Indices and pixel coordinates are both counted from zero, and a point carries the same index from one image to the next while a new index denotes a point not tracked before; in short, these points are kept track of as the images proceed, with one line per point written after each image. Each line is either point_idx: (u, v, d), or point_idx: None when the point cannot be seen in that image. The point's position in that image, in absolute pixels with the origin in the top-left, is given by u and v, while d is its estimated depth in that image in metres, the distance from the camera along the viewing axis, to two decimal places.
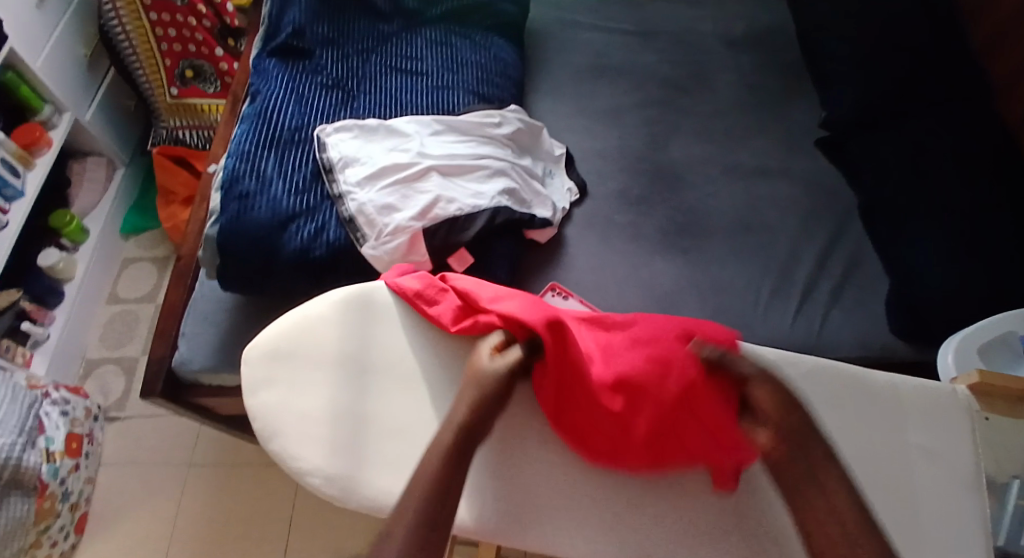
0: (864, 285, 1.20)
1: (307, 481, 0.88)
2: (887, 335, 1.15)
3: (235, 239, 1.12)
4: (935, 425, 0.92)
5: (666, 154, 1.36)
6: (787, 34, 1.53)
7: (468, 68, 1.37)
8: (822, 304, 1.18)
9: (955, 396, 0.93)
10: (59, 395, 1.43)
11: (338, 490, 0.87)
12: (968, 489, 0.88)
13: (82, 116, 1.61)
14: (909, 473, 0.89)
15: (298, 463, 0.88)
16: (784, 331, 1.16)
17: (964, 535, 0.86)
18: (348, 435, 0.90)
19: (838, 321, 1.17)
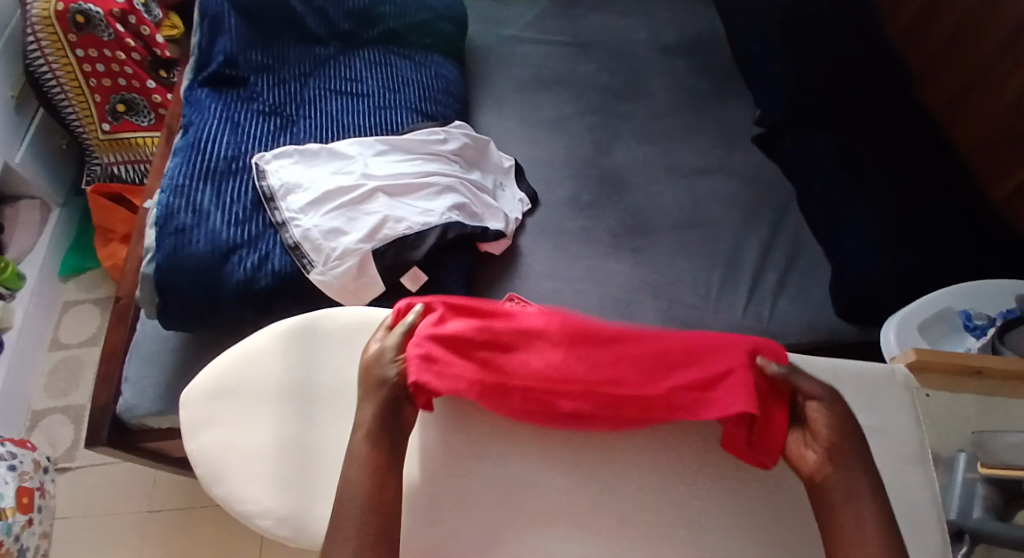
0: (808, 272, 1.23)
1: (257, 523, 0.84)
2: (834, 319, 1.18)
3: (175, 276, 1.09)
4: (873, 401, 0.89)
5: (610, 159, 1.37)
6: (718, 37, 1.56)
7: (409, 87, 1.37)
8: (770, 294, 1.21)
9: (893, 375, 0.91)
10: (4, 449, 1.37)
11: (289, 531, 0.82)
12: (918, 463, 0.86)
13: (12, 158, 1.56)
14: None
15: (245, 504, 0.84)
16: (736, 323, 1.18)
17: (920, 510, 0.83)
18: (296, 471, 0.85)
19: (787, 309, 1.19)
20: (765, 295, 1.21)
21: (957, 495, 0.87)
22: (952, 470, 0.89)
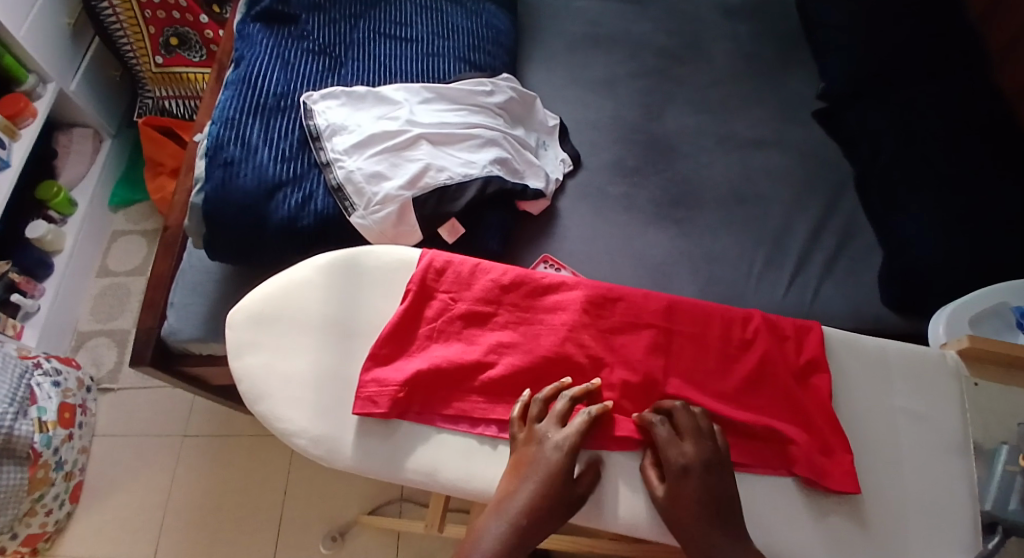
0: (857, 255, 1.20)
1: (293, 442, 0.89)
2: (879, 306, 1.15)
3: (222, 207, 1.11)
4: (923, 388, 0.91)
5: (660, 124, 1.34)
6: (783, 3, 1.50)
7: (458, 36, 1.35)
8: (815, 275, 1.18)
9: (944, 360, 0.93)
10: (50, 366, 1.44)
11: (325, 452, 0.87)
12: (954, 453, 0.89)
13: (67, 86, 1.59)
14: (894, 435, 0.89)
15: (282, 424, 0.89)
16: (777, 301, 1.16)
17: (954, 493, 0.87)
18: (334, 398, 0.90)
19: (832, 292, 1.16)
20: (809, 273, 1.19)
21: (994, 487, 0.86)
22: (992, 462, 0.88)
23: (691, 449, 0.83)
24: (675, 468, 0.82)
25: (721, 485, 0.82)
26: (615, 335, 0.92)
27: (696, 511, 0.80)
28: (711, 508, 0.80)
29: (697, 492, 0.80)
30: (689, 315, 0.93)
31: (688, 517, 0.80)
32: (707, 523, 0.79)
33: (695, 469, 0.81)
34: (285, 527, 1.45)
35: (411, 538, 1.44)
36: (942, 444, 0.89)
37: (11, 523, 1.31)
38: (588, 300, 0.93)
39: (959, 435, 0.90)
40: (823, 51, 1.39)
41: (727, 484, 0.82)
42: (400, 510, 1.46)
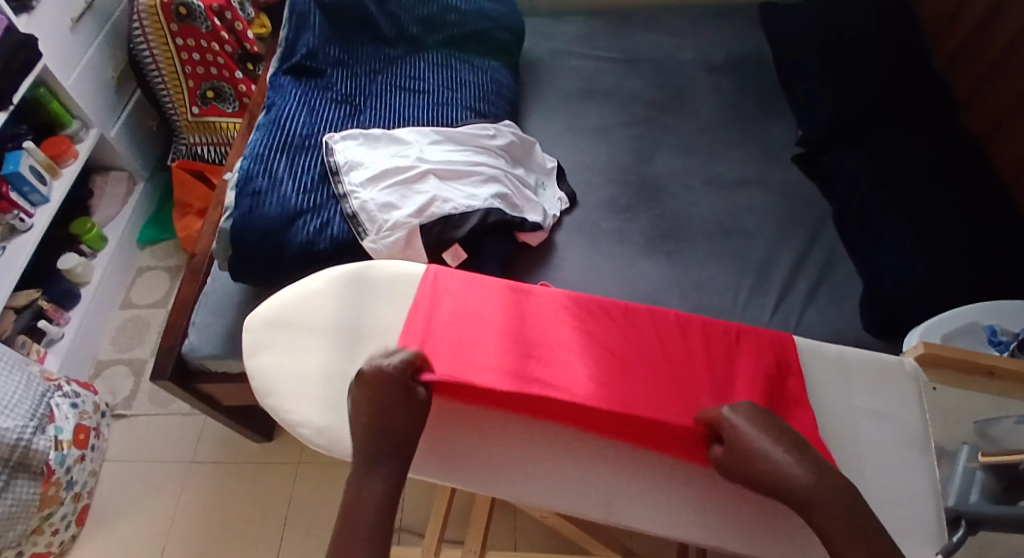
0: (839, 283, 1.27)
1: (298, 432, 0.99)
2: (862, 330, 1.22)
3: (247, 232, 1.21)
4: (882, 389, 1.01)
5: (650, 167, 1.46)
6: (763, 62, 1.64)
7: (466, 88, 1.49)
8: (799, 302, 1.25)
9: (902, 366, 1.04)
10: (70, 388, 1.51)
11: (326, 440, 0.97)
12: (916, 447, 0.97)
13: (107, 132, 1.73)
14: (856, 432, 0.98)
15: (291, 417, 0.99)
16: (762, 324, 1.23)
17: (918, 482, 0.94)
18: (338, 393, 1.01)
19: (814, 317, 1.23)
20: (792, 301, 1.26)
21: (956, 482, 0.95)
22: (954, 462, 0.96)
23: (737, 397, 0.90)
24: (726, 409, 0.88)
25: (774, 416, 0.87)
26: (599, 352, 1.02)
27: (754, 433, 0.84)
28: (769, 427, 0.85)
29: (750, 418, 0.86)
30: (664, 333, 1.03)
31: (755, 452, 0.83)
32: (767, 438, 0.84)
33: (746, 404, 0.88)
34: (284, 553, 1.48)
35: None
36: (906, 440, 0.98)
37: (18, 539, 1.35)
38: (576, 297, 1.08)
39: (920, 431, 0.98)
40: (798, 103, 1.52)
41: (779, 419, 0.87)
42: (398, 540, 1.46)
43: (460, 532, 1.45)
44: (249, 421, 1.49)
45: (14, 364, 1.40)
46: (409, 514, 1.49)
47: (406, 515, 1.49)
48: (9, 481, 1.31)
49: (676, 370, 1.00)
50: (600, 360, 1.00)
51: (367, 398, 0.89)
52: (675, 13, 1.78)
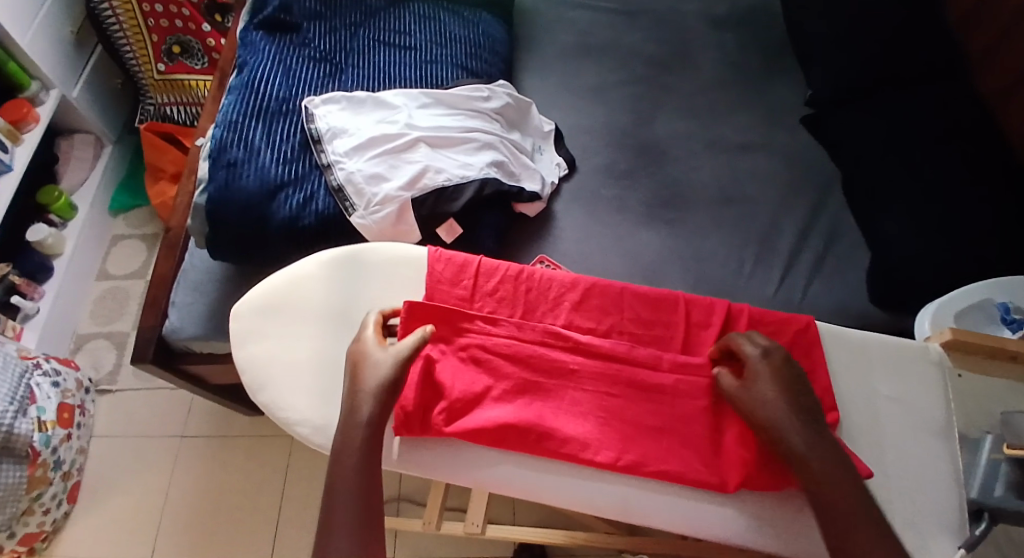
0: (842, 254, 1.24)
1: (295, 431, 0.98)
2: (866, 304, 1.19)
3: (225, 207, 1.13)
4: (906, 376, 1.03)
5: (650, 130, 1.38)
6: (769, 15, 1.56)
7: (456, 44, 1.39)
8: (804, 274, 1.22)
9: (927, 351, 1.05)
10: (50, 366, 1.45)
11: (326, 439, 0.97)
12: (940, 437, 1.00)
13: (69, 92, 1.62)
14: (881, 422, 1.00)
15: (285, 411, 0.99)
16: (766, 299, 1.19)
17: (939, 471, 0.97)
18: (335, 385, 1.00)
19: (822, 291, 1.20)
20: (800, 273, 1.22)
21: (979, 475, 0.97)
22: (975, 450, 0.99)
23: (764, 342, 0.95)
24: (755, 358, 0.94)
25: (795, 369, 0.93)
26: (622, 397, 0.98)
27: (767, 391, 0.91)
28: (788, 386, 0.91)
29: (777, 372, 0.92)
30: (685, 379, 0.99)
31: (763, 414, 0.90)
32: (772, 393, 0.91)
33: (771, 357, 0.93)
34: (282, 528, 1.46)
35: (408, 536, 1.40)
36: (930, 430, 1.00)
37: (8, 522, 1.31)
38: (600, 383, 0.98)
39: (944, 423, 1.01)
40: (809, 60, 1.44)
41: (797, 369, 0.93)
42: (398, 510, 1.44)
43: (461, 500, 1.43)
44: (237, 395, 1.44)
45: None
46: (407, 482, 1.47)
47: (404, 484, 1.47)
48: None
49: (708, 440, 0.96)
50: (614, 409, 0.97)
51: (354, 354, 0.94)
52: None
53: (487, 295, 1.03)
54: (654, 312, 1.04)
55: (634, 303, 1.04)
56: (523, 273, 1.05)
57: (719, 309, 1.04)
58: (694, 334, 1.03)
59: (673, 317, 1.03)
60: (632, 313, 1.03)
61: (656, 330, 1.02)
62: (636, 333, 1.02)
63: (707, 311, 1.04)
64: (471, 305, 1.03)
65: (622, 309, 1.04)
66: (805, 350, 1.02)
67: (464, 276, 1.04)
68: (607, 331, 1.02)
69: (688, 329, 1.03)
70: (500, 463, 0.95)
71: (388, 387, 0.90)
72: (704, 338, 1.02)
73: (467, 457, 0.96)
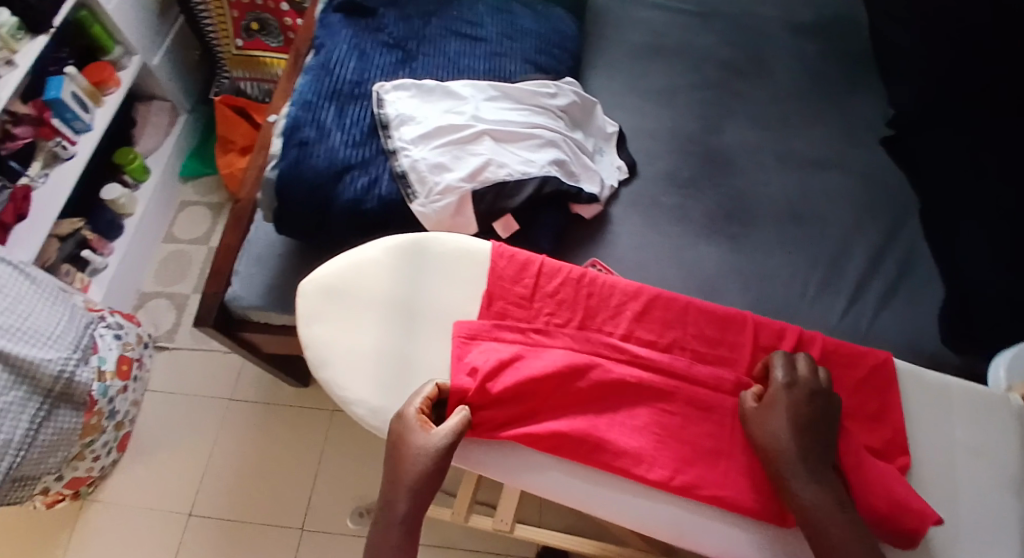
0: (914, 288, 1.21)
1: (353, 410, 1.02)
2: (937, 343, 1.16)
3: (293, 186, 1.17)
4: (983, 424, 1.02)
5: (719, 138, 1.37)
6: (854, 25, 1.52)
7: (527, 38, 1.39)
8: (872, 304, 1.19)
9: (1006, 402, 1.04)
10: (114, 320, 1.52)
11: (382, 422, 1.01)
12: (1011, 491, 0.99)
13: (151, 60, 1.68)
14: (952, 469, 0.99)
15: (347, 393, 1.03)
16: (831, 326, 1.17)
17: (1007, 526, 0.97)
18: (395, 372, 1.03)
19: (886, 322, 1.18)
20: (863, 302, 1.20)
21: None
22: None
23: (792, 371, 0.95)
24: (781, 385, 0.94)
25: (821, 408, 0.93)
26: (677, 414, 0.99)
27: (781, 420, 0.92)
28: (807, 423, 0.91)
29: (797, 405, 0.92)
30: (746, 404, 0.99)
31: (775, 442, 0.92)
32: (783, 423, 0.92)
33: (798, 390, 0.93)
34: (316, 500, 1.50)
35: (435, 524, 1.43)
36: (1001, 483, 0.99)
37: (58, 465, 1.37)
38: (660, 396, 1.00)
39: (1017, 478, 1.00)
40: (892, 78, 1.40)
41: (824, 407, 0.93)
42: None
43: (492, 494, 1.45)
44: (285, 367, 1.49)
45: (56, 294, 1.39)
46: None
47: None
48: (52, 411, 1.32)
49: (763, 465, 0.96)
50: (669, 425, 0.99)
51: (397, 436, 0.93)
52: None
53: (548, 296, 1.05)
54: (720, 331, 1.04)
55: (699, 320, 1.05)
56: (586, 277, 1.07)
57: (790, 334, 1.04)
58: (759, 357, 1.03)
59: (740, 338, 1.04)
60: (696, 330, 1.04)
61: (720, 350, 1.03)
62: (698, 350, 1.03)
63: (776, 335, 1.04)
64: (530, 304, 1.05)
65: (686, 325, 1.05)
66: (878, 386, 1.02)
67: (526, 274, 1.07)
68: (668, 344, 1.03)
69: (753, 351, 1.03)
70: (552, 468, 0.98)
71: (429, 478, 0.90)
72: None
73: (517, 457, 0.99)
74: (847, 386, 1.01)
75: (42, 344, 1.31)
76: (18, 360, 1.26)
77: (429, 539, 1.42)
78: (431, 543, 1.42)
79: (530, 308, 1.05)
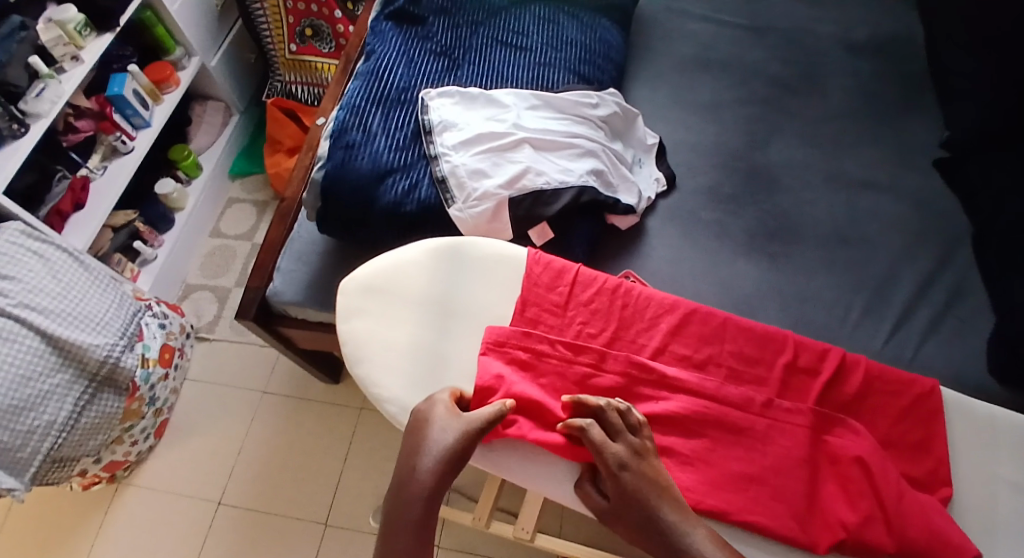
0: (964, 316, 1.17)
1: (384, 409, 1.03)
2: (985, 375, 1.12)
3: (338, 186, 1.20)
4: None
5: (763, 155, 1.35)
6: (911, 44, 1.48)
7: (572, 49, 1.39)
8: (917, 331, 1.16)
9: None
10: (160, 309, 1.57)
11: None
12: None
13: (208, 61, 1.74)
14: (996, 507, 0.95)
15: (380, 391, 1.04)
16: (872, 352, 1.14)
17: None
18: (426, 373, 1.04)
19: (932, 351, 1.14)
20: (908, 328, 1.16)
21: None
22: None
23: (621, 447, 0.92)
24: (612, 468, 0.91)
25: (654, 472, 0.91)
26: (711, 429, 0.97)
27: (639, 498, 0.89)
28: (653, 495, 0.89)
29: (636, 484, 0.90)
30: (780, 428, 0.96)
31: (648, 517, 0.89)
32: (645, 501, 0.89)
33: (631, 468, 0.90)
34: (339, 499, 1.52)
35: (455, 528, 1.44)
36: None
37: (98, 448, 1.42)
38: (691, 412, 0.97)
39: None
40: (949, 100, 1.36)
41: (658, 472, 0.92)
42: (448, 499, 1.47)
43: (513, 503, 1.44)
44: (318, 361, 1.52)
45: (108, 283, 1.44)
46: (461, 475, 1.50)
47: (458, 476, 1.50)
48: (95, 395, 1.37)
49: (797, 490, 0.93)
50: (702, 442, 0.96)
51: (421, 416, 0.95)
52: None
53: (582, 305, 1.06)
54: (759, 350, 1.02)
55: (737, 337, 1.03)
56: (621, 287, 1.06)
57: (831, 356, 1.01)
58: (796, 378, 1.00)
59: (779, 358, 1.01)
60: (733, 347, 1.02)
61: (757, 369, 1.01)
62: (735, 367, 1.01)
63: (817, 357, 1.01)
64: (564, 312, 1.05)
65: (723, 341, 1.03)
66: (924, 415, 0.98)
67: (561, 281, 1.07)
68: (703, 360, 1.02)
69: (791, 371, 1.01)
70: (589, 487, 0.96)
71: (453, 454, 0.92)
72: (808, 385, 1.00)
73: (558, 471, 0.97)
74: (889, 416, 0.98)
75: (91, 329, 1.36)
76: (67, 344, 1.31)
77: (447, 542, 1.42)
78: (450, 548, 1.42)
79: (563, 316, 1.05)
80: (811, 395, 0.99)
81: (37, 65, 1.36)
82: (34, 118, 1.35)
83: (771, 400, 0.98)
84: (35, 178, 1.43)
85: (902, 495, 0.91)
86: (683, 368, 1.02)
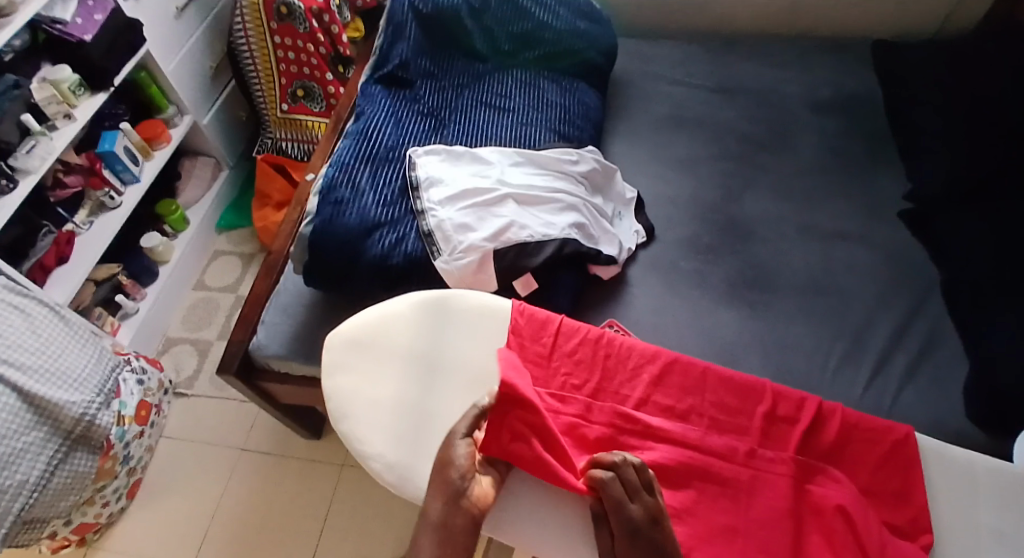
0: (942, 362, 1.19)
1: (369, 465, 1.02)
2: (965, 421, 1.14)
3: (325, 241, 1.22)
4: (1012, 507, 0.98)
5: (738, 208, 1.40)
6: (873, 102, 1.56)
7: (553, 109, 1.45)
8: (896, 378, 1.18)
9: None
10: (138, 364, 1.56)
11: (396, 476, 1.01)
12: None
13: (200, 120, 1.78)
14: (979, 552, 0.95)
15: (362, 445, 1.03)
16: (853, 399, 1.16)
17: None
18: (412, 426, 1.04)
19: (911, 398, 1.16)
20: (887, 375, 1.18)
21: None
22: None
23: (638, 508, 0.91)
24: (627, 528, 0.90)
25: (665, 536, 0.91)
26: (695, 479, 0.97)
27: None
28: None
29: (646, 546, 0.89)
30: (761, 480, 0.97)
31: None
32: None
33: (644, 528, 0.90)
34: None
35: None
36: None
37: (69, 510, 1.38)
38: (674, 463, 0.97)
39: None
40: (913, 155, 1.43)
41: (669, 534, 0.91)
42: None
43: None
44: (301, 417, 1.51)
45: (87, 337, 1.42)
46: None
47: None
48: (68, 454, 1.33)
49: (783, 540, 0.93)
50: (687, 493, 0.96)
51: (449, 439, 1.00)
52: (787, 44, 1.70)
53: (565, 355, 1.07)
54: (739, 400, 1.03)
55: (717, 386, 1.04)
56: (603, 337, 1.08)
57: (810, 405, 1.02)
58: (776, 427, 1.01)
59: (758, 408, 1.02)
60: (713, 397, 1.03)
61: (739, 419, 1.02)
62: (717, 417, 1.02)
63: (795, 406, 1.02)
64: (548, 362, 1.06)
65: (704, 391, 1.04)
66: (903, 463, 0.99)
67: (545, 332, 1.09)
68: (685, 410, 1.03)
69: (771, 421, 1.02)
70: (581, 548, 0.94)
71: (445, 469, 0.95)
72: (788, 433, 1.01)
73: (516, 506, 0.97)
74: (870, 464, 0.99)
75: (68, 386, 1.34)
76: (43, 402, 1.28)
77: None
78: None
79: (547, 367, 1.06)
80: (792, 444, 0.99)
81: (28, 122, 1.38)
82: (23, 174, 1.38)
83: (753, 450, 0.98)
84: (19, 233, 1.43)
85: (884, 543, 0.91)
86: (666, 418, 1.02)
